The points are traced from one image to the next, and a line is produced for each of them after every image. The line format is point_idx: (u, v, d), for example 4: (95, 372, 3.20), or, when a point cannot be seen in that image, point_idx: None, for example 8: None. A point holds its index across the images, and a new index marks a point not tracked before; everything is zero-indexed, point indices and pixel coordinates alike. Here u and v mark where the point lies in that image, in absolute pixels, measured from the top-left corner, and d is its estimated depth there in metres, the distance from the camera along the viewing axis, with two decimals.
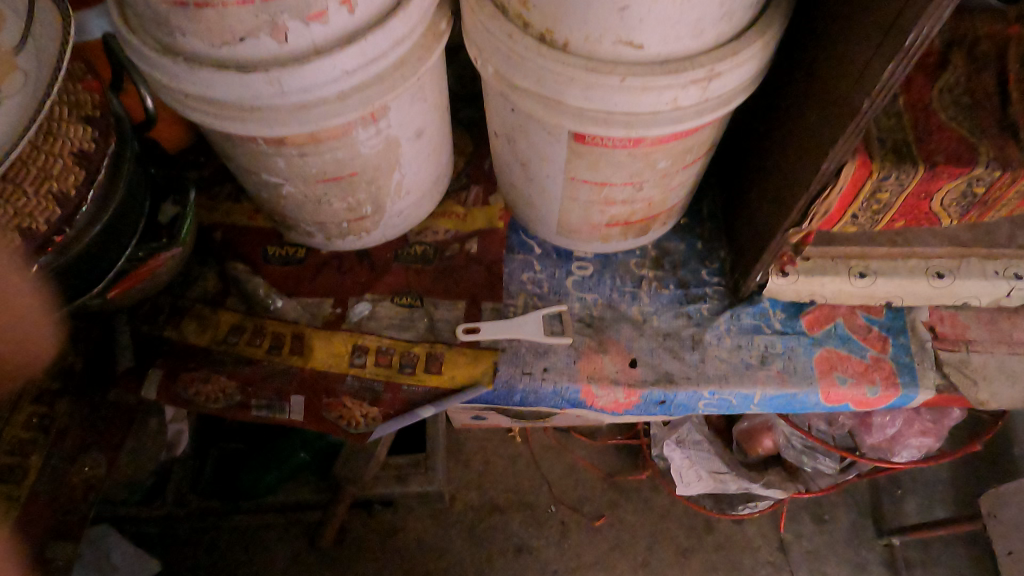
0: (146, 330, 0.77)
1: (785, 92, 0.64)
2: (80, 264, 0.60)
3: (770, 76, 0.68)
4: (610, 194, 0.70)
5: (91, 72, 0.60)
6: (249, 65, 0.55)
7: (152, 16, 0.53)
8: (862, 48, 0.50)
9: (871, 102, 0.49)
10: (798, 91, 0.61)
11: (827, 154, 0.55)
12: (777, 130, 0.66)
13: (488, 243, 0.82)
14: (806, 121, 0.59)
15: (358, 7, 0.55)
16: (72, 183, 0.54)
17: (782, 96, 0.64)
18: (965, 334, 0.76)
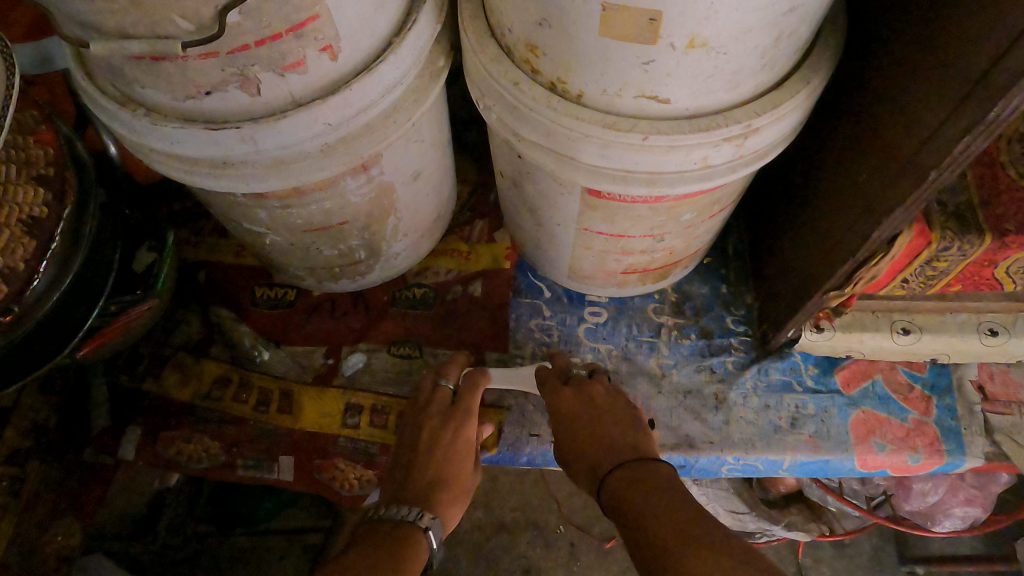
0: (124, 382, 0.71)
1: (829, 139, 0.56)
2: (37, 339, 0.53)
3: (811, 115, 0.60)
4: (627, 245, 0.63)
5: (46, 120, 0.54)
6: (218, 120, 0.48)
7: (105, 66, 0.47)
8: (929, 107, 0.43)
9: (939, 175, 0.42)
10: (846, 141, 0.53)
11: (880, 223, 0.48)
12: (819, 179, 0.58)
13: (494, 285, 0.75)
14: (856, 178, 0.52)
15: (341, 53, 0.48)
16: (20, 257, 0.48)
17: (826, 143, 0.57)
18: (1017, 395, 0.69)
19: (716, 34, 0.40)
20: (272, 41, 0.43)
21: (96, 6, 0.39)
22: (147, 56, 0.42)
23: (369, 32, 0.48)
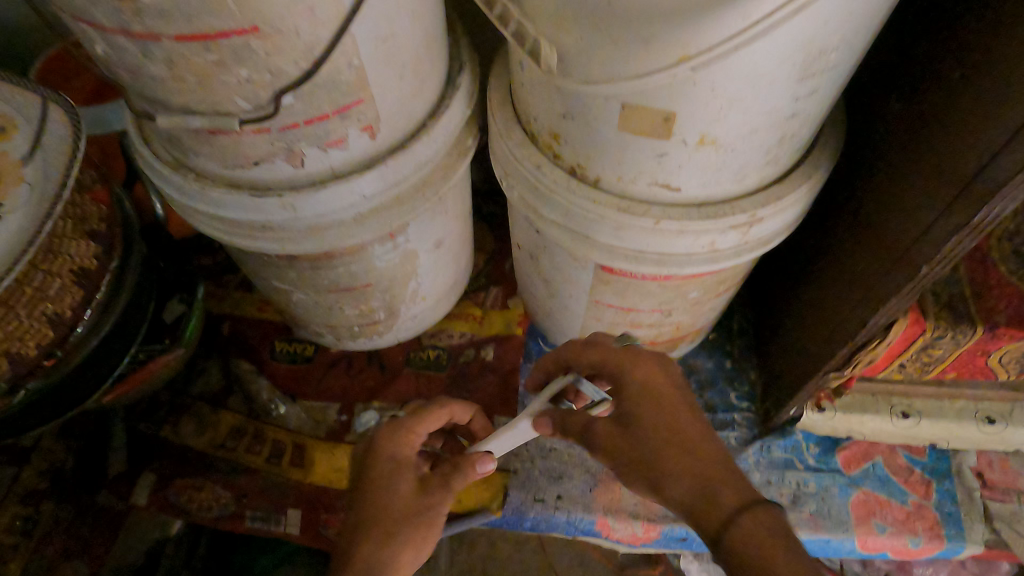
0: (143, 429, 0.73)
1: (830, 229, 0.60)
2: (72, 382, 0.56)
3: (813, 205, 0.64)
4: (637, 318, 0.65)
5: (102, 179, 0.58)
6: (263, 188, 0.52)
7: (164, 135, 0.51)
8: (921, 206, 0.46)
9: (931, 268, 0.45)
10: (846, 232, 0.57)
11: (876, 309, 0.51)
12: (820, 266, 0.62)
13: (505, 350, 0.78)
14: (855, 267, 0.55)
15: (380, 133, 0.52)
16: (68, 304, 0.51)
17: (827, 232, 0.60)
18: (1015, 483, 0.70)
19: (725, 134, 0.44)
20: (319, 120, 0.47)
21: (167, 87, 0.43)
22: (205, 131, 0.47)
23: (407, 114, 0.53)
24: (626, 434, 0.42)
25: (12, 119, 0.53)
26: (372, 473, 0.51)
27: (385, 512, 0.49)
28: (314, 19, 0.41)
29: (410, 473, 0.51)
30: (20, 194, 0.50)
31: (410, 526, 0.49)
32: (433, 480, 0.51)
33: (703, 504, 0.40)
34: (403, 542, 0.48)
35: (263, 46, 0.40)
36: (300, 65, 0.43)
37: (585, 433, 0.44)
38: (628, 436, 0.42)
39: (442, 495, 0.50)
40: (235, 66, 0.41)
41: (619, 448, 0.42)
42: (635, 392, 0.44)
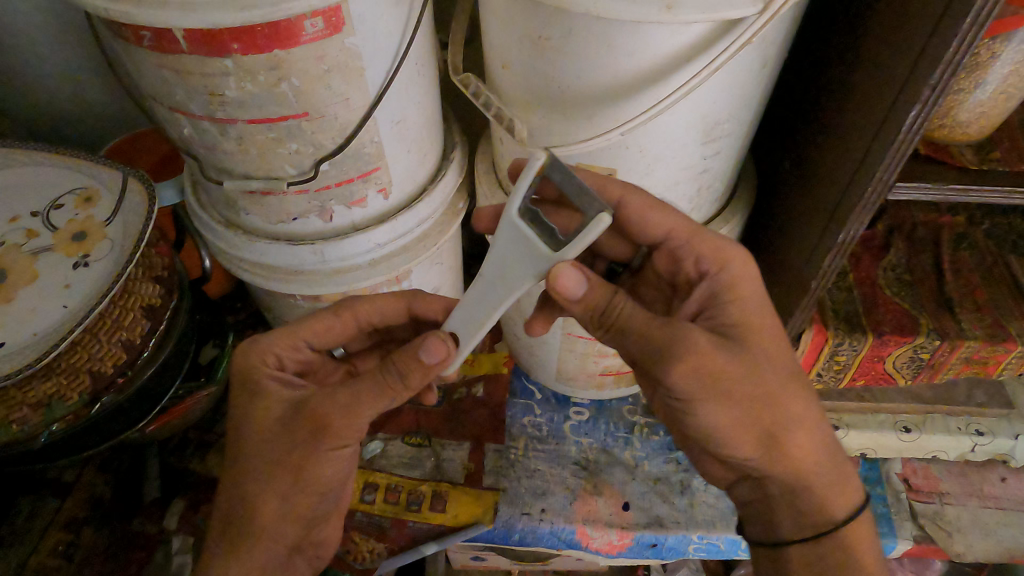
0: (173, 463, 0.83)
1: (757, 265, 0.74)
2: (133, 402, 0.66)
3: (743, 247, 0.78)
4: (603, 347, 0.78)
5: (163, 238, 0.71)
6: (298, 239, 0.66)
7: (222, 199, 0.65)
8: (811, 234, 0.61)
9: (821, 277, 0.59)
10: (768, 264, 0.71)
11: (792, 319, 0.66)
12: None
13: (493, 387, 0.90)
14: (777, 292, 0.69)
15: (392, 194, 0.66)
16: (138, 333, 0.63)
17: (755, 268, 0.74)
18: (938, 486, 0.81)
19: (654, 185, 0.58)
20: (346, 183, 0.62)
21: (234, 159, 0.58)
22: (259, 192, 0.61)
23: (412, 179, 0.67)
24: (647, 315, 0.44)
25: (98, 191, 0.67)
26: (243, 415, 0.50)
27: (253, 450, 0.49)
28: (348, 106, 0.55)
29: (275, 387, 0.51)
30: (104, 247, 0.63)
31: (353, 418, 0.47)
32: (393, 370, 0.47)
33: (760, 434, 0.45)
34: (335, 423, 0.47)
35: (310, 126, 0.55)
36: (335, 140, 0.57)
37: (610, 305, 0.44)
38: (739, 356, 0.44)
39: (402, 391, 0.47)
40: (288, 141, 0.56)
41: (661, 342, 0.43)
42: (745, 295, 0.47)
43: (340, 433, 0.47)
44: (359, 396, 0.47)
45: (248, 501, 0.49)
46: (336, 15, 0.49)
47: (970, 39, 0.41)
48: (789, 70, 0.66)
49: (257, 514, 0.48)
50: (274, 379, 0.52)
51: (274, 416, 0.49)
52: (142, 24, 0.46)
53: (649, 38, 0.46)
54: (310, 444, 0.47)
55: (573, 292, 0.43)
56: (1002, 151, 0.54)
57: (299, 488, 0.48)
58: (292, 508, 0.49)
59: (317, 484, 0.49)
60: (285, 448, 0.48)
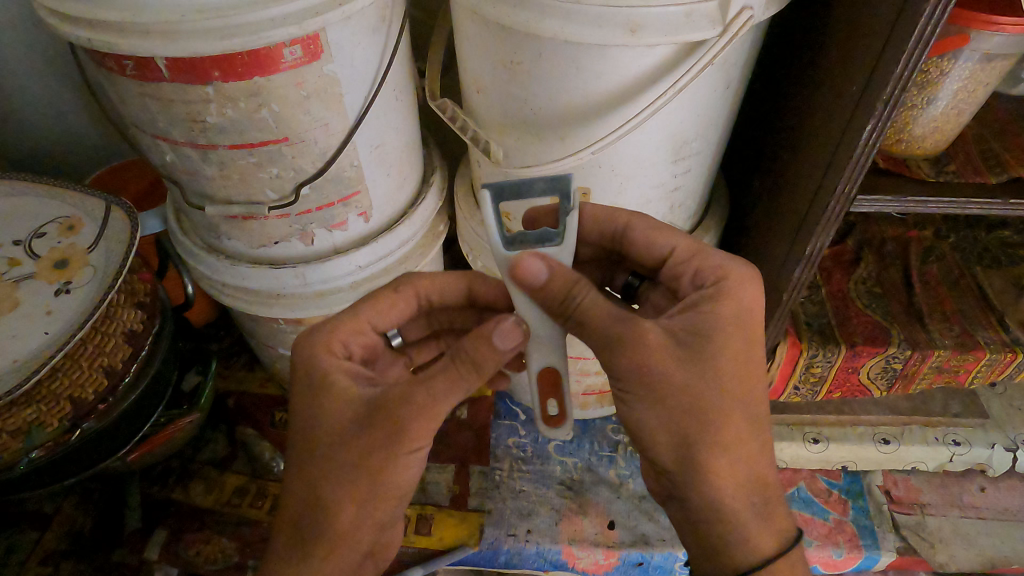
0: (155, 492, 0.81)
1: None
2: (114, 429, 0.67)
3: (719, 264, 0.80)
4: (584, 366, 0.78)
5: (145, 264, 0.72)
6: (280, 263, 0.66)
7: (204, 225, 0.66)
8: (782, 247, 0.62)
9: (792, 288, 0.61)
10: None
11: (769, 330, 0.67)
12: None
13: (477, 410, 0.90)
14: None
15: (372, 217, 0.67)
16: (118, 359, 0.64)
17: None
18: (918, 497, 0.81)
19: (628, 203, 0.60)
20: (327, 207, 0.63)
21: (216, 184, 0.59)
22: (240, 217, 0.62)
23: (392, 203, 0.69)
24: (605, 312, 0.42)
25: (81, 219, 0.68)
26: (310, 411, 0.45)
27: (325, 448, 0.44)
28: (327, 131, 0.57)
29: (344, 380, 0.46)
30: (87, 274, 0.64)
31: (429, 417, 0.42)
32: (464, 359, 0.42)
33: (673, 439, 0.43)
34: (411, 422, 0.42)
35: (290, 151, 0.56)
36: (315, 164, 0.58)
37: (570, 295, 0.42)
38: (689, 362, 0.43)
39: (478, 379, 0.42)
40: (269, 166, 0.57)
41: (620, 336, 0.42)
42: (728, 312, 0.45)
43: (419, 430, 0.42)
44: (436, 392, 0.42)
45: (321, 509, 0.45)
46: (314, 42, 0.50)
47: (917, 57, 0.43)
48: (757, 92, 0.69)
49: (332, 521, 0.44)
50: (338, 370, 0.46)
51: (347, 413, 0.44)
52: (125, 52, 0.48)
53: (616, 60, 0.48)
54: (388, 444, 0.42)
55: (534, 278, 0.42)
56: (958, 165, 0.56)
57: (372, 493, 0.44)
58: (370, 514, 0.45)
59: (391, 491, 0.44)
60: (360, 449, 0.43)
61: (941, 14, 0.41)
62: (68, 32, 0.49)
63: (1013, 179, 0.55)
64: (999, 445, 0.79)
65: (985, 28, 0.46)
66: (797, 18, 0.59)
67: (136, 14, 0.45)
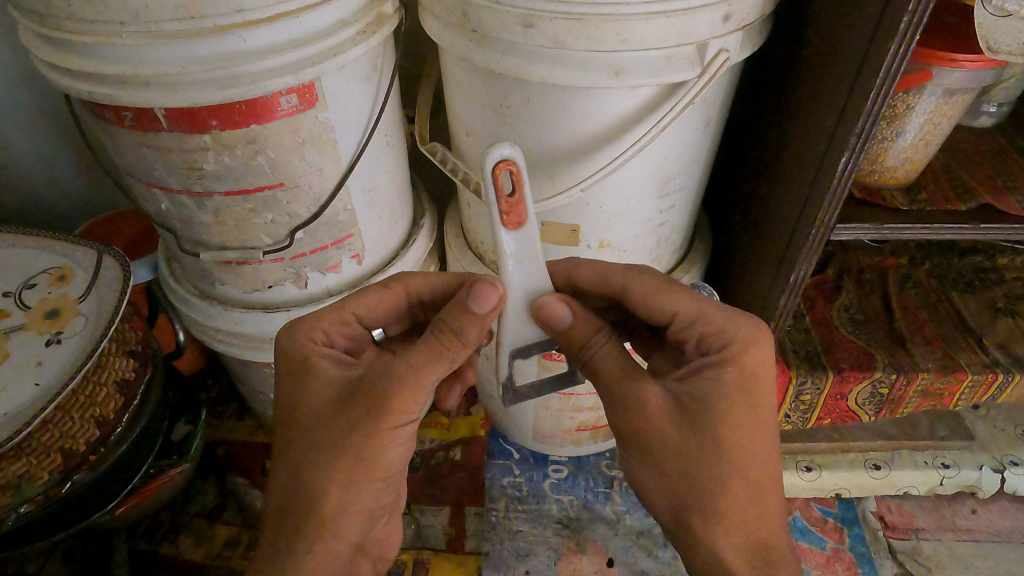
0: (143, 547, 0.79)
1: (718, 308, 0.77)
2: (106, 479, 0.65)
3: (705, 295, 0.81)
4: (577, 402, 0.79)
5: (137, 313, 0.72)
6: (273, 306, 0.67)
7: (198, 271, 0.66)
8: (766, 274, 0.64)
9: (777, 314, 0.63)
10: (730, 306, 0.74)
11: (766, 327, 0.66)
12: None
13: (471, 451, 0.90)
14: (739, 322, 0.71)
15: (365, 259, 0.68)
16: (111, 408, 0.63)
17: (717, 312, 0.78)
18: (913, 522, 0.81)
19: (617, 238, 0.61)
20: (321, 250, 0.64)
21: (210, 230, 0.59)
22: (235, 262, 0.62)
23: (384, 245, 0.70)
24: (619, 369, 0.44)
25: (72, 269, 0.68)
26: (294, 396, 0.46)
27: (308, 432, 0.44)
28: (322, 176, 0.58)
29: (326, 362, 0.46)
30: (78, 324, 0.64)
31: (410, 386, 0.42)
32: (443, 329, 0.43)
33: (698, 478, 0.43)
34: (391, 392, 0.42)
35: (285, 196, 0.57)
36: (310, 209, 0.59)
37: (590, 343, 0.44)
38: (686, 433, 0.42)
39: (460, 348, 0.43)
40: (264, 211, 0.58)
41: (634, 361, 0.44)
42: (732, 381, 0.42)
43: (402, 402, 0.42)
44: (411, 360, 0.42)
45: (310, 500, 0.44)
46: (310, 91, 0.52)
47: (885, 92, 0.45)
48: (734, 129, 0.72)
49: (317, 511, 0.44)
50: (322, 353, 0.47)
51: (330, 394, 0.45)
52: (125, 104, 0.49)
53: (602, 101, 0.50)
54: (369, 421, 0.42)
55: (557, 322, 0.44)
56: (929, 193, 0.59)
57: (356, 477, 0.43)
58: (354, 497, 0.44)
59: (377, 470, 0.44)
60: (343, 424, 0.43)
61: (905, 51, 0.43)
62: (68, 86, 0.50)
63: (982, 206, 0.58)
64: (986, 466, 0.81)
65: (945, 64, 0.49)
66: (770, 58, 0.62)
67: (138, 67, 0.47)
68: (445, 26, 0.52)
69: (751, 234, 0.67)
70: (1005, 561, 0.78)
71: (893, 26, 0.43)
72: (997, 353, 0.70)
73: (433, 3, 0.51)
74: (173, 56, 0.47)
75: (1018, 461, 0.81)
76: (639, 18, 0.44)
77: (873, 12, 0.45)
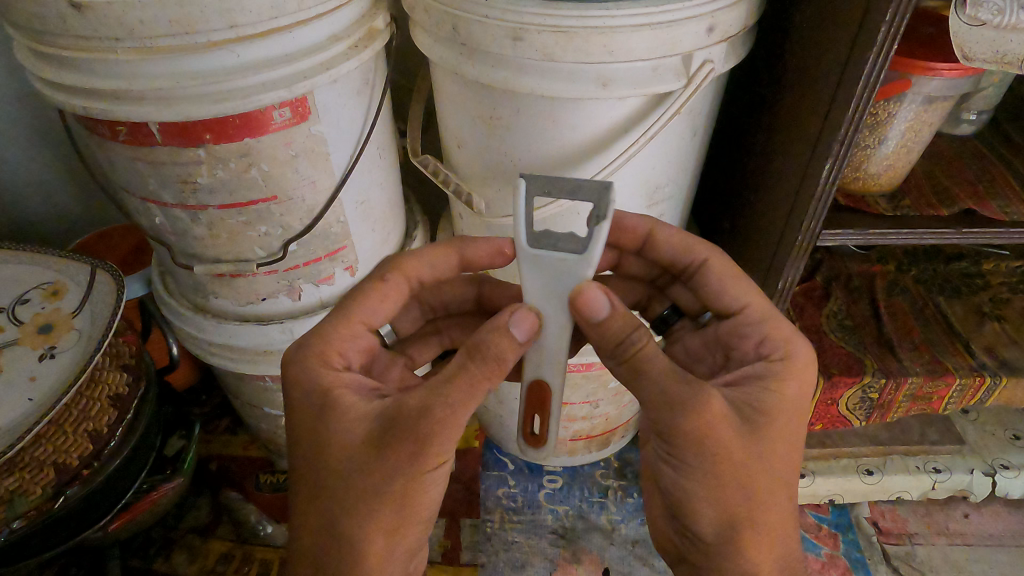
0: (136, 564, 0.79)
1: None
2: (100, 494, 0.65)
3: None
4: (571, 411, 0.79)
5: (130, 327, 0.72)
6: (267, 318, 0.67)
7: (192, 285, 0.67)
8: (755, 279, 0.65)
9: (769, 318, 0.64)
10: None
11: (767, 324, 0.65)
12: None
13: (465, 462, 0.90)
14: None
15: (358, 271, 0.69)
16: (105, 422, 0.64)
17: None
18: (906, 527, 0.82)
19: None
20: (314, 262, 0.64)
21: (205, 243, 0.60)
22: (228, 275, 0.63)
23: (376, 257, 0.70)
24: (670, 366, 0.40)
25: (65, 284, 0.68)
26: (315, 437, 0.44)
27: (340, 475, 0.43)
28: (315, 189, 0.58)
29: (349, 397, 0.44)
30: (72, 338, 0.64)
31: (451, 427, 0.40)
32: (481, 357, 0.40)
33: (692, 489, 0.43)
34: (433, 435, 0.40)
35: (279, 209, 0.58)
36: (303, 221, 0.60)
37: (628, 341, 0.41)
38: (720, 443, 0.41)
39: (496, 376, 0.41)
40: (258, 224, 0.58)
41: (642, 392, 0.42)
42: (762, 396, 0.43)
43: (443, 444, 0.41)
44: (453, 401, 0.40)
45: (345, 551, 0.43)
46: (303, 105, 0.53)
47: (865, 100, 0.47)
48: (723, 138, 0.73)
49: (360, 551, 0.43)
50: (341, 385, 0.45)
51: (356, 438, 0.43)
52: (119, 118, 0.50)
53: (590, 111, 0.51)
54: (408, 466, 0.41)
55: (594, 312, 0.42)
56: (913, 200, 0.60)
57: (398, 518, 0.43)
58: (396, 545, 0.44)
59: (419, 512, 0.43)
60: (381, 472, 0.41)
61: (884, 61, 0.44)
62: (63, 102, 0.51)
63: (964, 211, 0.59)
64: (977, 470, 0.81)
65: (924, 73, 0.51)
66: (755, 69, 0.63)
67: (133, 82, 0.47)
68: (435, 39, 0.53)
69: (740, 240, 0.68)
70: (998, 565, 0.79)
71: (872, 36, 0.44)
72: (985, 357, 0.71)
73: (423, 18, 0.52)
74: (167, 71, 0.47)
75: (1008, 465, 0.82)
76: (624, 30, 0.45)
77: (851, 22, 0.46)
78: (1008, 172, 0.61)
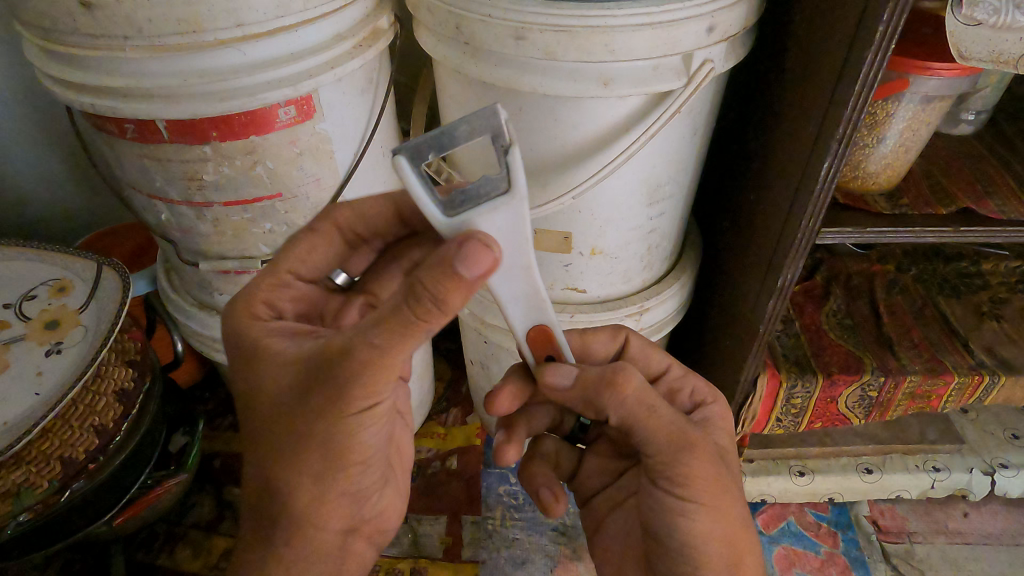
0: (140, 558, 0.79)
1: (713, 307, 0.79)
2: (104, 488, 0.66)
3: (700, 293, 0.83)
4: None
5: (135, 323, 0.73)
6: None
7: (196, 281, 0.67)
8: (755, 279, 0.66)
9: (765, 325, 0.65)
10: (722, 307, 0.76)
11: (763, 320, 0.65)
12: (714, 336, 0.79)
13: (467, 459, 0.90)
14: (734, 320, 0.72)
15: None
16: (111, 417, 0.64)
17: (713, 311, 0.79)
18: (905, 526, 0.82)
19: (608, 245, 0.63)
20: None
21: (209, 240, 0.61)
22: (233, 271, 0.63)
23: None
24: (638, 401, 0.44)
25: (72, 280, 0.69)
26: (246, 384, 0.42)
27: (273, 431, 0.41)
28: (319, 186, 0.59)
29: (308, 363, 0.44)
30: (78, 333, 0.64)
31: (380, 372, 0.36)
32: (420, 301, 0.33)
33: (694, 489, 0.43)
34: (355, 378, 0.36)
35: (283, 207, 0.58)
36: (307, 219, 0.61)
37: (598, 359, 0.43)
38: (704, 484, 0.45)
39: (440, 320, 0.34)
40: (263, 221, 0.59)
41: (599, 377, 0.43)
42: None
43: (368, 388, 0.36)
44: (378, 347, 0.35)
45: (280, 501, 0.42)
46: (308, 103, 0.53)
47: (863, 99, 0.47)
48: (724, 138, 0.74)
49: (295, 497, 0.41)
50: (275, 334, 0.42)
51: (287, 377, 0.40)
52: (126, 116, 0.50)
53: (591, 110, 0.52)
54: (330, 408, 0.38)
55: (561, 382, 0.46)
56: (911, 198, 0.60)
57: (329, 454, 0.40)
58: (332, 486, 0.42)
59: (351, 453, 0.40)
60: (303, 416, 0.39)
61: (881, 60, 0.45)
62: (71, 99, 0.51)
63: (962, 210, 0.59)
64: (976, 469, 0.82)
65: (922, 73, 0.51)
66: (755, 65, 0.64)
67: (140, 80, 0.48)
68: (438, 38, 0.53)
69: (741, 238, 0.69)
70: (997, 564, 0.79)
71: (869, 37, 0.44)
72: (983, 356, 0.72)
73: (427, 18, 0.53)
74: (175, 69, 0.48)
75: (1007, 464, 0.82)
76: (627, 29, 0.46)
77: (850, 21, 0.47)
78: (1005, 172, 0.62)
